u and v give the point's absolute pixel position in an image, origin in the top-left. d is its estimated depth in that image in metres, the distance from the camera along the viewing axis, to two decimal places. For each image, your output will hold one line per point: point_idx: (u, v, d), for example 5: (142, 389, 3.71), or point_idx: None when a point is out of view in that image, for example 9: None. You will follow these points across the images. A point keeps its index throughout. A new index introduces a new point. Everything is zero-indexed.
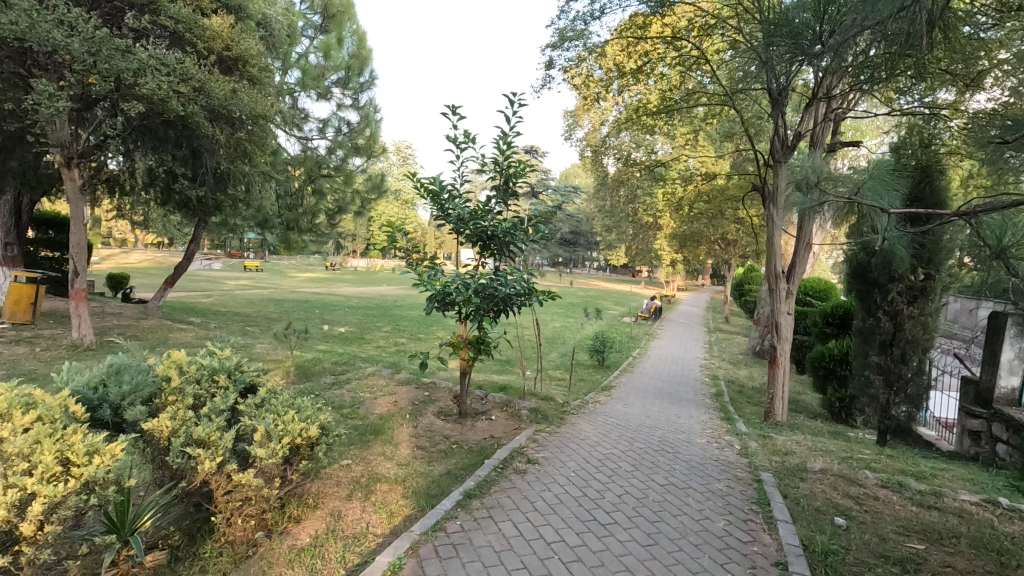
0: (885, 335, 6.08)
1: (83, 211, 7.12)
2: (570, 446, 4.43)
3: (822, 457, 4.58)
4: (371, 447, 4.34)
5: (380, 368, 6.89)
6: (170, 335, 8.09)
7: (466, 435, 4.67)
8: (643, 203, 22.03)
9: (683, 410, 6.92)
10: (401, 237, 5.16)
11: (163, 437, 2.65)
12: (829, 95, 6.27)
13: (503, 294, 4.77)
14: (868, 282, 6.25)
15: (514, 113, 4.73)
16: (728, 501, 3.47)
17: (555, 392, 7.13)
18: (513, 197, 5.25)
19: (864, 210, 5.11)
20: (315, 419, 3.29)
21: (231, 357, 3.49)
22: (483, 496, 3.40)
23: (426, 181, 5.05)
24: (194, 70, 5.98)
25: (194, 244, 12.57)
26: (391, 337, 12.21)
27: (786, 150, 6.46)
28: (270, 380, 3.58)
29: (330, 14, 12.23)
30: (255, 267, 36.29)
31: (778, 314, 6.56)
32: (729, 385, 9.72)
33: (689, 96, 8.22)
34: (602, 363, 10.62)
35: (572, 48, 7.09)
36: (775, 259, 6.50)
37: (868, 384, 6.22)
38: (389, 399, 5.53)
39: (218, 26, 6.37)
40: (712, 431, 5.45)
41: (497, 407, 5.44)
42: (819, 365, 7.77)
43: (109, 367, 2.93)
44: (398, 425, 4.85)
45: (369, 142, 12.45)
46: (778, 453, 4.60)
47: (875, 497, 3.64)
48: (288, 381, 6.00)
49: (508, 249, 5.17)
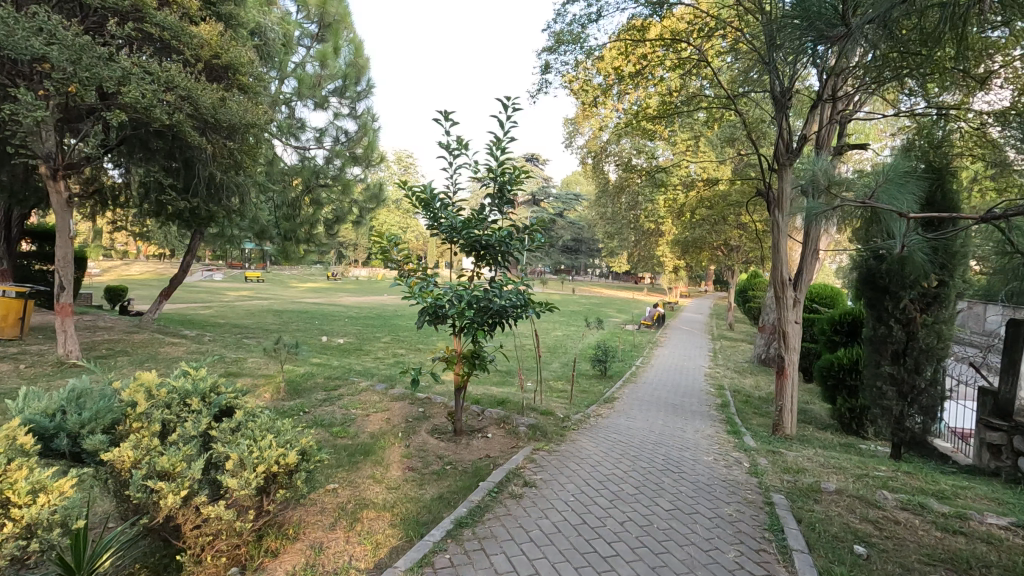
0: (898, 344, 5.84)
1: (69, 223, 6.97)
2: (569, 466, 4.20)
3: (836, 475, 4.33)
4: (359, 469, 4.12)
5: (375, 382, 6.67)
6: (161, 350, 7.88)
7: (460, 455, 4.45)
8: (645, 210, 21.83)
9: (688, 423, 6.68)
10: (392, 248, 4.95)
11: (124, 468, 2.45)
12: (835, 96, 6.05)
13: (498, 306, 4.56)
14: (878, 289, 6.02)
15: (508, 118, 4.64)
16: (739, 528, 3.23)
17: (556, 406, 6.90)
18: (509, 205, 5.07)
19: (876, 215, 4.89)
20: (295, 443, 3.09)
21: (207, 377, 3.29)
22: (475, 526, 3.17)
23: (417, 189, 4.90)
24: (180, 79, 5.79)
25: (189, 255, 12.41)
26: (389, 348, 12.03)
27: (790, 153, 6.17)
28: (250, 400, 3.38)
29: (327, 23, 12.10)
30: (256, 277, 36.17)
31: (786, 323, 6.31)
32: (735, 395, 9.46)
33: (690, 101, 8.03)
34: (604, 373, 10.38)
35: (570, 52, 6.92)
36: (782, 266, 6.26)
37: (881, 395, 5.97)
38: (381, 416, 5.31)
39: (206, 33, 6.20)
40: (719, 447, 5.21)
41: (494, 423, 5.22)
42: (828, 374, 7.52)
43: (70, 393, 2.73)
44: (390, 444, 4.63)
45: (367, 151, 12.12)
46: (790, 472, 4.35)
47: (896, 521, 3.40)
48: (277, 398, 5.78)
49: (502, 258, 4.96)
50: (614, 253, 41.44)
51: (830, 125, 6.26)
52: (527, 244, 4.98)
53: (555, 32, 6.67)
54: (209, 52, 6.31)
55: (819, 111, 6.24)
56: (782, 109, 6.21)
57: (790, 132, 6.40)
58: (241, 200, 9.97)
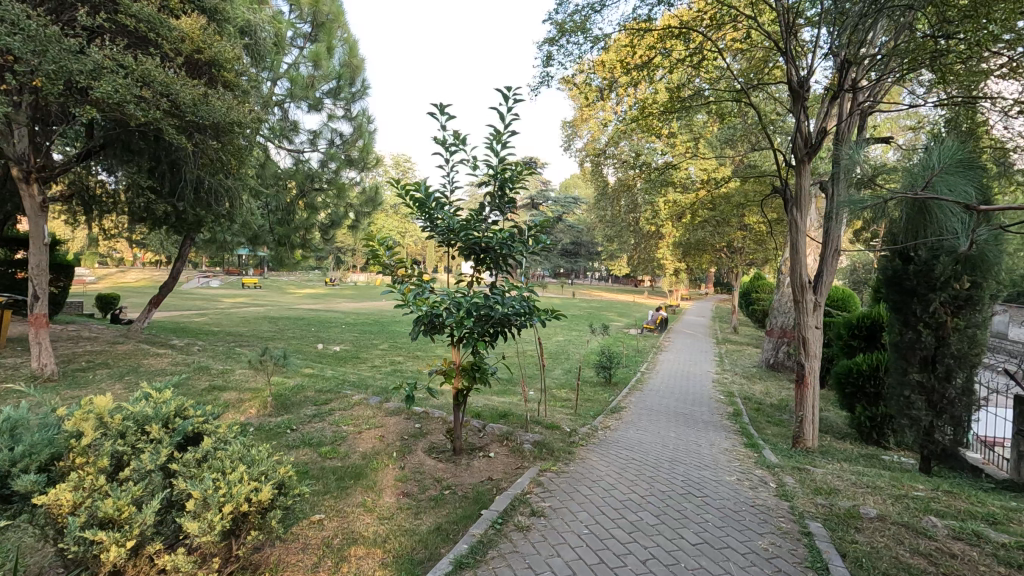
0: (927, 351, 5.46)
1: (44, 228, 6.59)
2: (580, 491, 3.80)
3: (872, 497, 3.94)
4: (348, 496, 3.73)
5: (368, 395, 6.28)
6: (144, 362, 7.48)
7: (460, 478, 4.05)
8: (646, 212, 21.48)
9: (702, 435, 6.27)
10: (384, 252, 4.54)
11: (60, 514, 2.08)
12: (857, 87, 5.69)
13: (500, 314, 4.16)
14: (905, 291, 5.64)
15: (508, 109, 4.25)
16: (777, 567, 2.84)
17: (562, 418, 6.50)
18: (511, 206, 4.70)
19: (925, 208, 4.66)
20: (270, 474, 2.70)
21: (173, 399, 2.91)
22: (477, 566, 2.77)
23: (411, 187, 4.52)
24: (157, 73, 5.43)
25: (178, 262, 11.99)
26: (387, 355, 11.65)
27: (809, 148, 5.77)
28: (221, 424, 3.00)
29: (320, 23, 11.70)
30: (253, 283, 35.85)
31: (805, 328, 5.91)
32: (746, 403, 9.04)
33: (697, 98, 7.65)
34: (609, 380, 9.99)
35: (574, 45, 6.53)
36: (801, 267, 5.87)
37: (909, 405, 5.58)
38: (374, 433, 4.92)
39: (187, 26, 5.85)
40: (740, 464, 4.82)
41: (496, 440, 4.83)
42: (846, 381, 7.12)
43: (2, 423, 2.35)
44: (383, 465, 4.24)
45: (363, 154, 11.66)
46: (822, 494, 3.96)
47: (951, 555, 3.00)
48: (263, 414, 5.38)
49: (504, 262, 4.58)
50: (614, 256, 41.07)
51: (851, 118, 5.86)
52: (531, 247, 4.58)
53: (557, 22, 6.30)
54: (191, 47, 5.96)
55: (840, 102, 5.86)
56: (801, 100, 5.82)
57: (808, 126, 6.03)
58: (232, 205, 9.51)
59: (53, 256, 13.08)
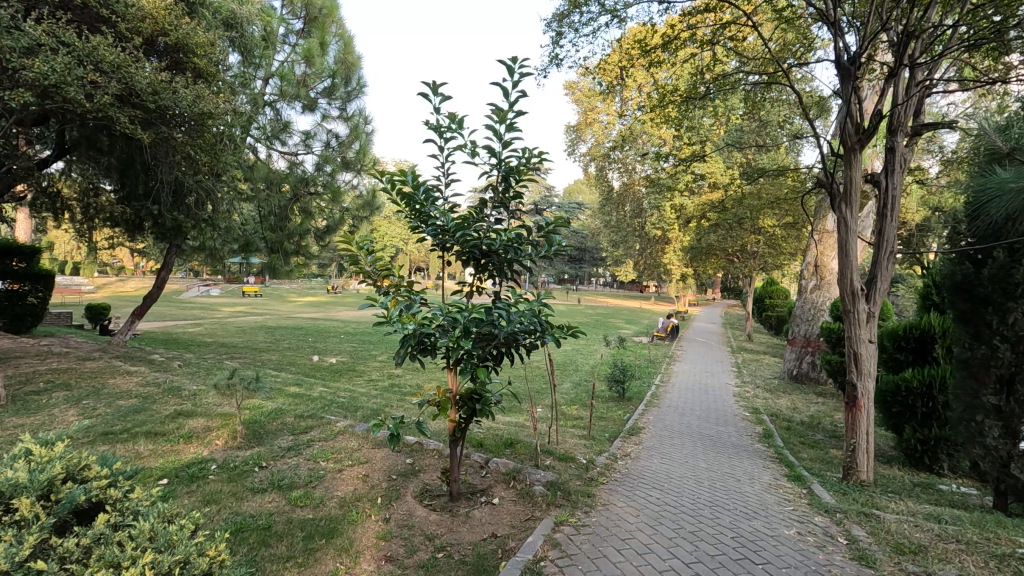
0: (1005, 368, 4.65)
1: None
2: (610, 558, 3.01)
3: (972, 558, 3.15)
4: (316, 563, 2.96)
5: (356, 421, 5.53)
6: (109, 382, 6.75)
7: (458, 535, 3.28)
8: (655, 217, 20.66)
9: (738, 466, 5.46)
10: (364, 257, 3.75)
11: None
12: (918, 63, 4.86)
13: (505, 333, 3.42)
14: (976, 299, 4.86)
15: (514, 85, 3.53)
16: None
17: (578, 445, 5.75)
18: (517, 203, 3.96)
19: None
20: (191, 563, 1.93)
21: (66, 455, 2.18)
22: None
23: (397, 177, 3.73)
24: (106, 50, 4.79)
25: (162, 269, 11.23)
26: (385, 368, 10.90)
27: (861, 134, 5.00)
28: (136, 487, 2.24)
29: (312, 17, 10.93)
30: (254, 292, 35.44)
31: (857, 343, 5.10)
32: (775, 421, 8.25)
33: (723, 88, 6.77)
34: (623, 395, 9.21)
35: (589, 21, 5.75)
36: (852, 273, 5.10)
37: (982, 433, 4.78)
38: (357, 472, 4.16)
39: (149, 5, 5.29)
40: (793, 509, 4.04)
41: (501, 482, 4.06)
42: (893, 400, 6.33)
43: None
44: (364, 517, 3.48)
45: (358, 156, 10.95)
46: (907, 555, 3.19)
47: None
48: (231, 446, 4.65)
49: (511, 268, 3.83)
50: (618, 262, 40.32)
51: (908, 98, 5.03)
52: (542, 251, 3.81)
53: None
54: (152, 27, 5.37)
55: (895, 82, 5.03)
56: (852, 80, 5.05)
57: (858, 109, 5.24)
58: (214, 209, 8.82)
59: (35, 265, 12.36)
